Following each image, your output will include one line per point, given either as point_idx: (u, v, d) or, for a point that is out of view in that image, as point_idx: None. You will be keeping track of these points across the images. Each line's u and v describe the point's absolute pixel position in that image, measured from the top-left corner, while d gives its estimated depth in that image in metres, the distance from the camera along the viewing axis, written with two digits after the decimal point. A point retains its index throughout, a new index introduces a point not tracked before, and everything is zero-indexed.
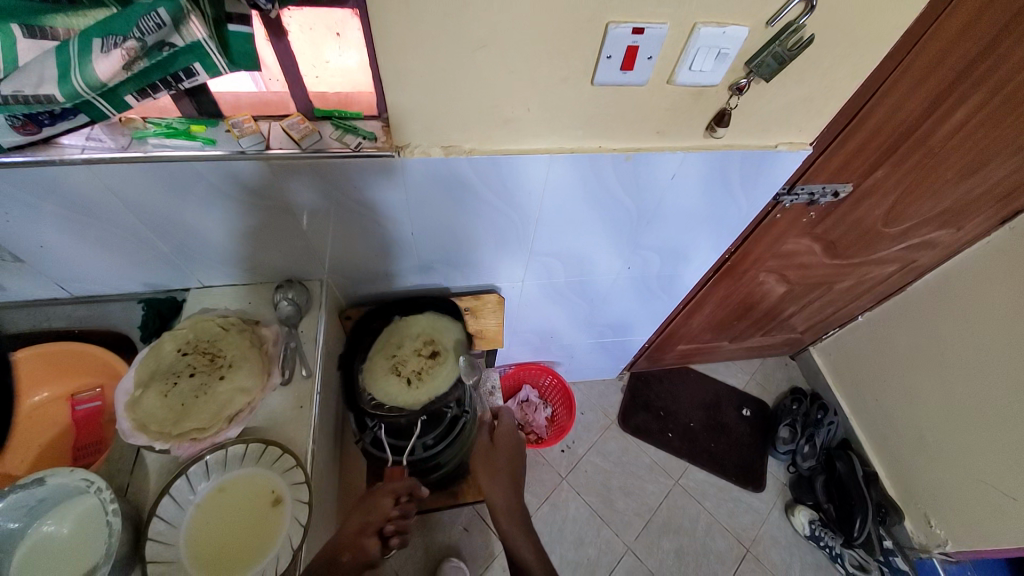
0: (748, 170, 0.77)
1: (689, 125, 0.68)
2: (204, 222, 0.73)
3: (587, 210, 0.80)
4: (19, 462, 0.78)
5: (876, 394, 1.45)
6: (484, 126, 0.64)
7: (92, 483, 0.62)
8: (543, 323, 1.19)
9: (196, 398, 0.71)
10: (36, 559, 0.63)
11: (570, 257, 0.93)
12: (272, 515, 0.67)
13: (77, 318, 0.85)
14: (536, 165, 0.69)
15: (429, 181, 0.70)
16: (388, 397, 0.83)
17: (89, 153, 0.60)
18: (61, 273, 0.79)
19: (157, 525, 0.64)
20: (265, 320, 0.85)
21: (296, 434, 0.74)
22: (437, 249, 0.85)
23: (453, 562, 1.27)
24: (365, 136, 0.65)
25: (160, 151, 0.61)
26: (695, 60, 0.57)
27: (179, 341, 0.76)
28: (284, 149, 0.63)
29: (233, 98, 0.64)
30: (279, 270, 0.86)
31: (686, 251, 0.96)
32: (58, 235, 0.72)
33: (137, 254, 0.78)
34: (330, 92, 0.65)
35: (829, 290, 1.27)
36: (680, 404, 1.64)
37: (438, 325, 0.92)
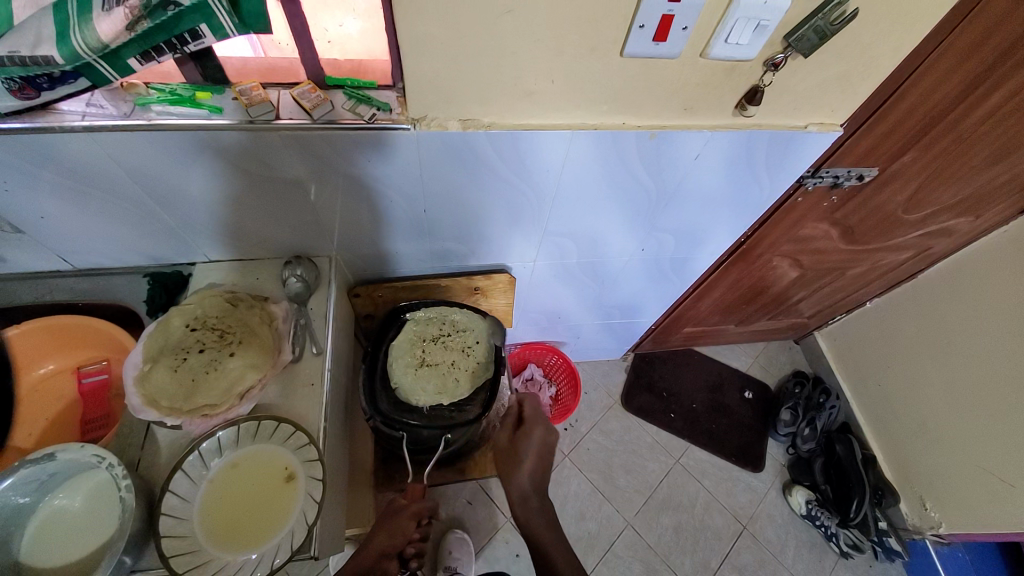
0: (774, 151, 0.74)
1: (719, 102, 0.65)
2: (208, 192, 0.70)
3: (604, 191, 0.78)
4: (26, 437, 0.77)
5: (878, 379, 1.46)
6: (504, 99, 0.61)
7: (104, 459, 0.61)
8: (553, 303, 1.18)
9: (206, 373, 0.71)
10: (48, 534, 0.62)
11: (584, 237, 0.90)
12: (286, 491, 0.68)
13: (81, 291, 0.83)
14: (556, 142, 0.66)
15: (442, 156, 0.67)
16: (398, 377, 0.88)
17: (90, 120, 0.57)
18: (63, 244, 0.77)
19: (170, 500, 0.64)
20: (273, 296, 0.84)
21: (307, 412, 0.74)
22: (447, 227, 0.83)
23: (456, 534, 1.29)
24: (379, 107, 0.62)
25: (164, 119, 0.58)
26: (732, 32, 0.54)
27: (188, 316, 0.75)
28: (295, 119, 0.60)
29: (240, 62, 0.61)
30: (286, 245, 0.84)
31: (702, 234, 0.94)
32: (59, 206, 0.69)
33: (140, 226, 0.76)
34: (343, 59, 0.62)
35: (841, 276, 1.26)
36: (683, 385, 1.65)
37: (474, 325, 0.95)
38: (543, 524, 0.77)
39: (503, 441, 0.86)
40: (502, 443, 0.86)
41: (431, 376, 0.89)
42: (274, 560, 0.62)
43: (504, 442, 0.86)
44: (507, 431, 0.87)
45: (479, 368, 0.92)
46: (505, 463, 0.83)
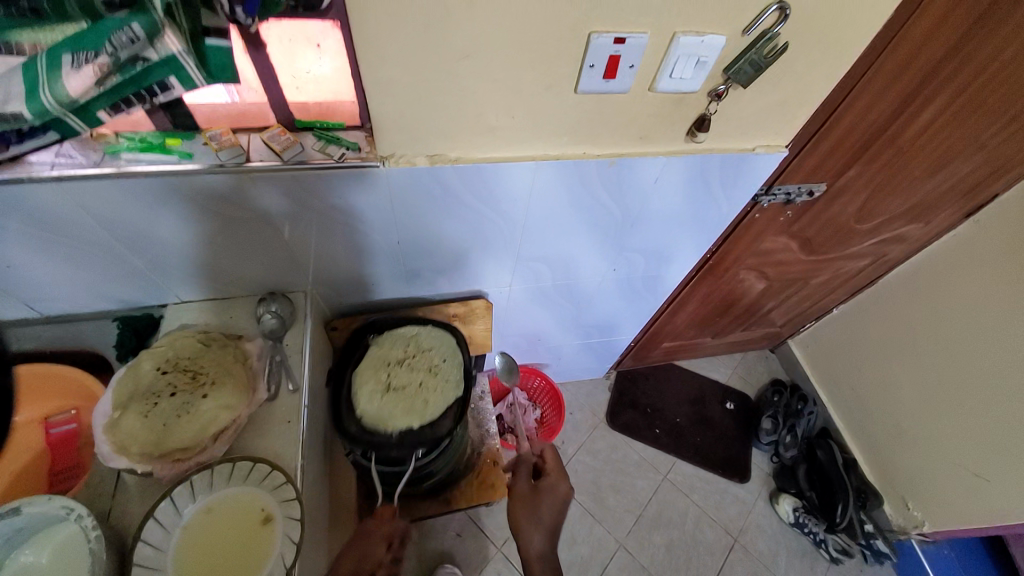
0: (727, 173, 0.79)
1: (671, 129, 0.69)
2: (179, 235, 0.70)
3: (572, 216, 0.81)
4: None
5: (852, 383, 1.50)
6: (468, 135, 0.64)
7: (73, 510, 0.59)
8: (532, 326, 1.20)
9: (179, 418, 0.69)
10: None
11: (556, 261, 0.93)
12: (263, 534, 0.66)
13: (49, 339, 0.82)
14: (521, 172, 0.69)
15: (411, 189, 0.69)
16: (363, 406, 0.80)
17: (59, 170, 0.58)
18: (30, 293, 0.76)
19: (143, 549, 0.61)
20: (248, 334, 0.84)
21: (285, 450, 0.73)
22: (422, 256, 0.85)
23: (446, 568, 1.26)
24: (348, 146, 0.65)
25: (134, 166, 0.59)
26: (675, 68, 0.58)
27: (159, 359, 0.74)
28: (265, 161, 0.62)
29: (209, 110, 0.62)
30: (260, 282, 0.85)
31: (670, 252, 0.98)
32: (25, 254, 0.69)
33: (110, 271, 0.75)
34: (310, 101, 0.63)
35: (806, 285, 1.31)
36: (666, 400, 1.67)
37: (440, 345, 0.90)
38: (530, 551, 0.77)
39: (524, 488, 0.85)
40: (521, 489, 0.85)
41: (398, 399, 0.82)
42: None
43: (524, 488, 0.85)
44: (523, 479, 0.87)
45: (448, 385, 0.84)
46: (525, 509, 0.82)
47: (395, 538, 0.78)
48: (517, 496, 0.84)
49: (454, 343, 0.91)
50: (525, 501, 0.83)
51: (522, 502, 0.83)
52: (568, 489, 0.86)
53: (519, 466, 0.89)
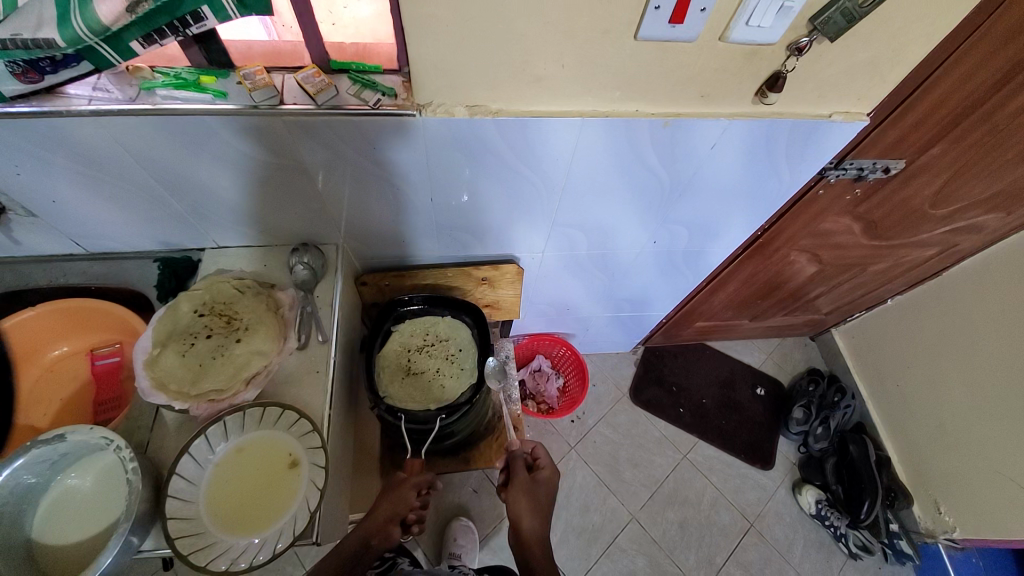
0: (796, 141, 0.71)
1: (738, 88, 0.62)
2: (215, 179, 0.69)
3: (617, 182, 0.76)
4: (42, 416, 0.79)
5: (897, 379, 1.41)
6: (513, 85, 0.59)
7: (112, 441, 0.62)
8: (561, 295, 1.17)
9: (214, 358, 0.72)
10: (60, 512, 0.63)
11: (594, 228, 0.88)
12: (290, 478, 0.68)
13: (93, 275, 0.85)
14: (566, 130, 0.64)
15: (448, 143, 0.65)
16: (386, 387, 0.88)
17: (97, 105, 0.57)
18: (75, 228, 0.78)
19: (176, 483, 0.64)
20: (280, 283, 0.84)
21: (312, 400, 0.74)
22: (455, 216, 0.82)
23: (462, 521, 1.30)
24: (384, 91, 0.60)
25: (169, 103, 0.57)
26: (754, 14, 0.51)
27: (196, 302, 0.76)
28: (300, 105, 0.59)
29: (245, 48, 0.59)
30: (293, 232, 0.84)
31: (717, 226, 0.91)
32: (68, 191, 0.70)
33: (150, 212, 0.76)
34: (347, 43, 0.60)
35: (862, 272, 1.22)
36: (694, 380, 1.62)
37: (458, 335, 0.96)
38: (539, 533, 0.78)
39: (524, 477, 0.86)
40: (521, 478, 0.86)
41: (417, 382, 0.89)
42: (277, 545, 0.63)
43: (524, 476, 0.86)
44: (522, 469, 0.88)
45: (462, 373, 0.92)
46: (527, 496, 0.83)
47: (423, 488, 0.81)
48: (518, 484, 0.85)
49: (470, 332, 0.98)
50: (524, 488, 0.84)
51: (522, 488, 0.84)
52: (556, 470, 0.89)
53: (516, 455, 0.92)
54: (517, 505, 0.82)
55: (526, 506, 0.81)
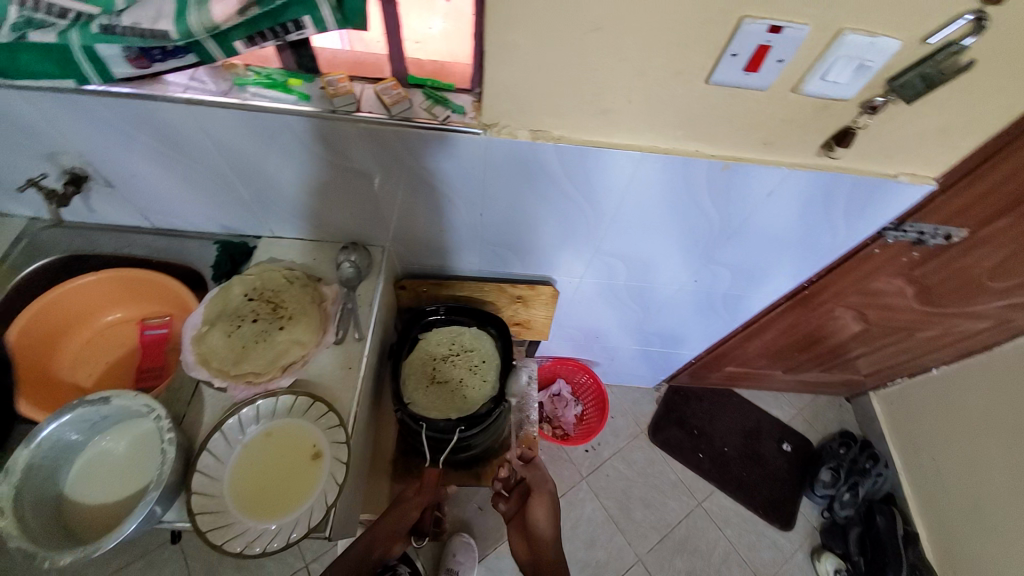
0: (856, 198, 0.70)
1: (804, 140, 0.62)
2: (283, 171, 0.73)
3: (667, 219, 0.76)
4: (88, 375, 0.84)
5: (934, 454, 1.33)
6: (581, 114, 0.60)
7: (153, 410, 0.64)
8: (593, 322, 1.16)
9: (256, 343, 0.75)
10: (93, 472, 0.66)
11: (638, 261, 0.88)
12: (311, 468, 0.69)
13: (156, 249, 0.90)
14: (626, 163, 0.65)
15: (508, 163, 0.67)
16: (411, 393, 0.89)
17: (191, 94, 0.62)
18: (148, 203, 0.84)
19: (205, 458, 0.67)
20: (326, 278, 0.87)
21: (342, 394, 0.75)
22: (504, 232, 0.84)
23: (462, 537, 1.29)
24: (454, 109, 0.62)
25: (257, 100, 0.62)
26: (831, 70, 0.52)
27: (247, 286, 0.79)
28: (373, 114, 0.62)
29: (332, 55, 0.64)
30: (345, 231, 0.87)
31: (764, 273, 0.90)
32: (149, 168, 0.75)
33: (217, 196, 0.81)
34: (427, 59, 0.63)
35: (909, 337, 1.17)
36: (717, 426, 1.57)
37: (481, 346, 0.96)
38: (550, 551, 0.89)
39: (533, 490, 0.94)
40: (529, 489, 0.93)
41: (440, 391, 0.90)
42: (291, 534, 0.64)
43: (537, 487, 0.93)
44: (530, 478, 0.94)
45: (485, 386, 0.92)
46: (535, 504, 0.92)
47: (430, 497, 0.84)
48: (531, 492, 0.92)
49: (495, 344, 0.97)
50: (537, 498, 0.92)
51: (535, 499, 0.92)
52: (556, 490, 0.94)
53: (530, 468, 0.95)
54: (536, 518, 0.91)
55: (546, 525, 0.90)
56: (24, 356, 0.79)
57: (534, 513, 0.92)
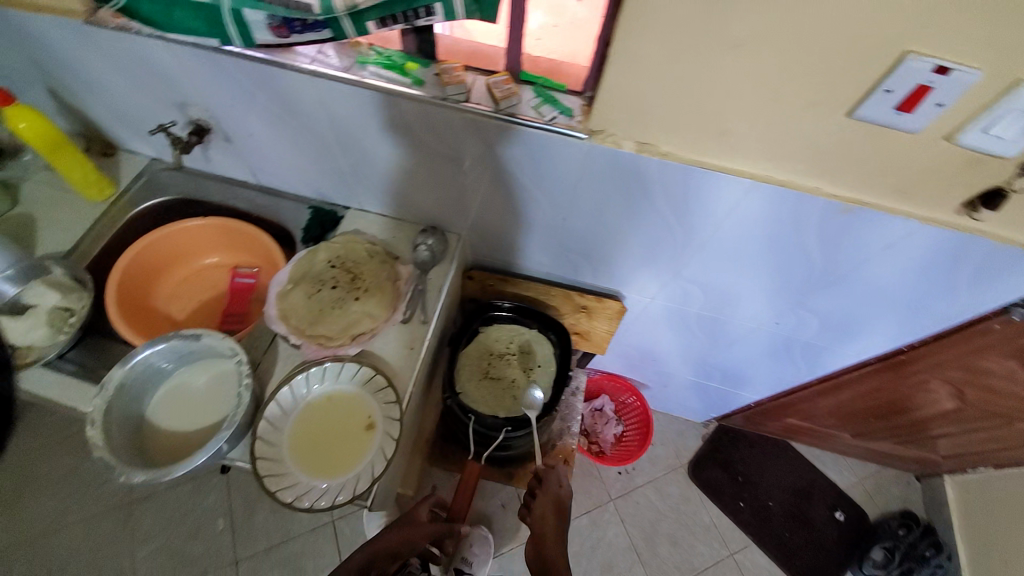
0: (990, 265, 0.62)
1: (941, 193, 0.56)
2: (383, 149, 0.76)
3: (764, 254, 0.71)
4: (180, 310, 0.92)
5: (1006, 555, 1.18)
6: (694, 133, 0.57)
7: (236, 353, 0.69)
8: (653, 345, 1.12)
9: (331, 308, 0.78)
10: (173, 400, 0.72)
11: (718, 293, 0.84)
12: (363, 437, 0.72)
13: (257, 205, 0.97)
14: (732, 190, 0.62)
15: (606, 173, 0.66)
16: (463, 382, 0.92)
17: (316, 66, 0.65)
18: (257, 161, 0.90)
19: (272, 407, 0.71)
20: (403, 258, 0.89)
21: (401, 371, 0.77)
22: (585, 240, 0.82)
23: (480, 531, 1.26)
24: (562, 111, 0.62)
25: (375, 80, 0.64)
26: (997, 123, 0.46)
27: (331, 253, 0.83)
28: (481, 106, 0.63)
29: (452, 42, 0.65)
30: (427, 214, 0.89)
31: (855, 327, 0.83)
32: (266, 130, 0.81)
33: (319, 164, 0.85)
34: (543, 57, 0.62)
35: (1012, 427, 1.03)
36: (765, 477, 1.47)
37: (539, 350, 0.97)
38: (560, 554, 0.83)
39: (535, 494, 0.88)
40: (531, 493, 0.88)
41: (492, 387, 0.92)
42: (337, 497, 0.67)
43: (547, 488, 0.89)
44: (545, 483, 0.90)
45: (536, 391, 0.93)
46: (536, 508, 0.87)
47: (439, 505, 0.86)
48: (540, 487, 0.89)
49: (553, 351, 0.98)
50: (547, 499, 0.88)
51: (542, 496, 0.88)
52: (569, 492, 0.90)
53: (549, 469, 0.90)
54: (542, 517, 0.86)
55: (553, 526, 0.85)
56: (132, 283, 0.87)
57: (537, 512, 0.86)
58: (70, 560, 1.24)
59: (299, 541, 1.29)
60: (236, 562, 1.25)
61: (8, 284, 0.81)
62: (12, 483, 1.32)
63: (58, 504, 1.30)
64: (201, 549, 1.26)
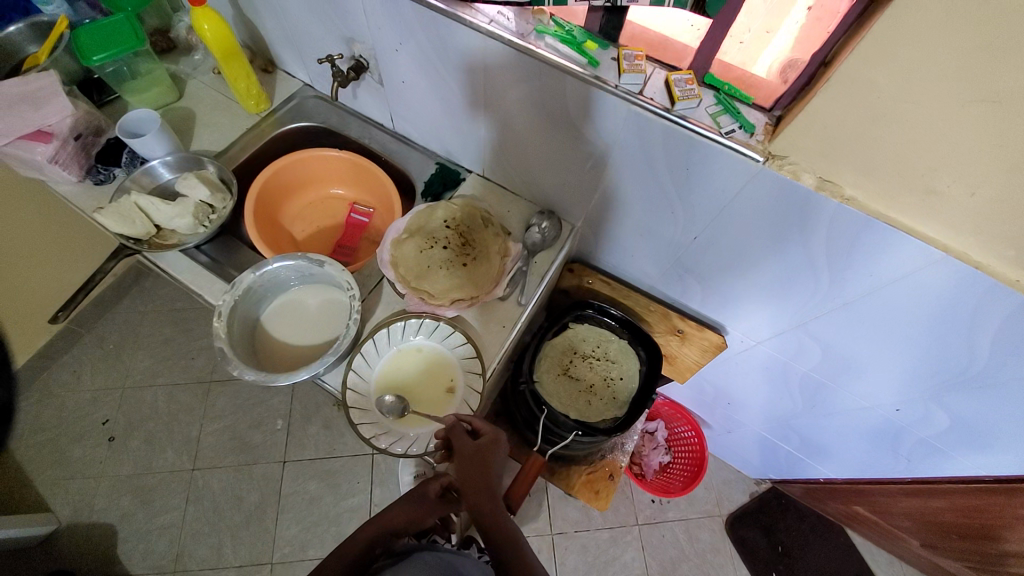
0: None
1: None
2: (529, 123, 0.75)
3: (916, 331, 0.64)
4: (299, 230, 0.98)
5: None
6: (891, 184, 0.51)
7: (351, 288, 0.73)
8: (735, 388, 1.06)
9: (439, 268, 0.79)
10: (287, 313, 0.78)
11: (837, 355, 0.77)
12: (443, 399, 0.74)
13: (388, 148, 1.00)
14: (909, 256, 0.55)
15: (766, 201, 0.61)
16: (541, 373, 0.94)
17: (494, 27, 0.64)
18: (400, 107, 0.92)
19: (368, 347, 0.75)
20: (513, 234, 0.88)
21: (488, 345, 0.77)
22: (709, 264, 0.78)
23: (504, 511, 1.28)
24: (743, 125, 0.57)
25: (550, 53, 0.62)
26: None
27: (448, 214, 0.83)
28: (655, 102, 0.59)
29: (639, 30, 0.60)
30: (547, 197, 0.87)
31: (992, 439, 0.73)
32: (418, 79, 0.82)
33: (460, 122, 0.85)
34: (737, 65, 0.56)
35: None
36: (806, 556, 1.37)
37: (624, 362, 0.96)
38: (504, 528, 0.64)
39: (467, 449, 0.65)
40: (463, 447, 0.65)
41: (568, 387, 0.94)
42: (411, 447, 0.70)
43: (468, 449, 0.65)
44: (466, 435, 0.66)
45: (611, 403, 0.93)
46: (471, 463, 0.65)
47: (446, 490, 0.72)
48: (460, 453, 0.65)
49: (639, 367, 0.96)
50: (473, 463, 0.65)
51: (467, 462, 0.65)
52: (500, 436, 0.68)
53: (455, 426, 0.67)
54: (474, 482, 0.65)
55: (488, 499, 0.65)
56: (266, 195, 0.93)
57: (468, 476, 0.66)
58: (151, 415, 1.40)
59: (340, 462, 1.36)
60: (282, 463, 1.35)
61: (164, 169, 0.90)
62: (121, 336, 1.49)
63: (153, 365, 1.46)
64: (258, 440, 1.38)
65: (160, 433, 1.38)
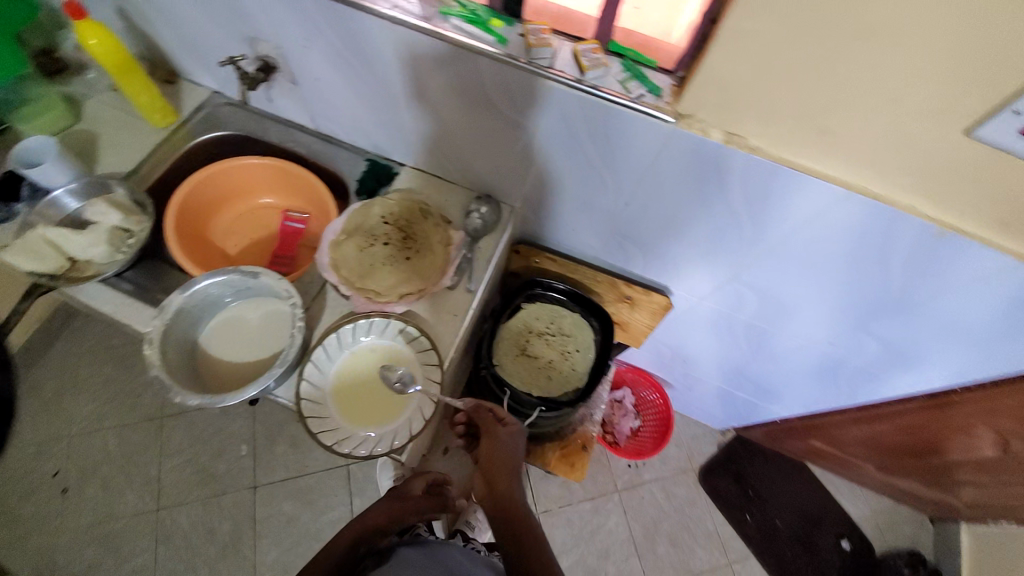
0: None
1: None
2: (451, 108, 0.74)
3: (836, 267, 0.69)
4: (232, 245, 0.94)
5: None
6: (791, 129, 0.54)
7: (291, 295, 0.71)
8: (688, 346, 1.10)
9: (382, 265, 0.78)
10: (228, 331, 0.75)
11: (772, 300, 0.81)
12: (402, 394, 0.73)
13: (314, 150, 0.97)
14: (817, 197, 0.59)
15: (685, 159, 0.63)
16: (500, 356, 0.95)
17: (396, 13, 0.63)
18: (319, 106, 0.89)
19: (319, 353, 0.73)
20: (454, 222, 0.87)
21: (440, 335, 0.77)
22: (644, 229, 0.80)
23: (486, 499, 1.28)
24: (650, 89, 0.58)
25: (457, 34, 0.62)
26: None
27: (386, 209, 0.83)
28: (565, 74, 0.60)
29: (543, 4, 0.61)
30: (481, 182, 0.87)
31: (915, 358, 0.79)
32: (330, 73, 0.79)
33: (382, 115, 0.83)
34: (637, 30, 0.59)
35: None
36: (775, 494, 1.45)
37: (580, 334, 0.98)
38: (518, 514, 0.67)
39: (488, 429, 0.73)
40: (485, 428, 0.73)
41: (527, 366, 0.95)
42: (376, 447, 0.69)
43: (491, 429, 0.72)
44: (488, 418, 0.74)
45: (571, 375, 0.95)
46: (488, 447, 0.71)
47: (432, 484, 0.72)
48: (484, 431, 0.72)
49: (594, 337, 0.98)
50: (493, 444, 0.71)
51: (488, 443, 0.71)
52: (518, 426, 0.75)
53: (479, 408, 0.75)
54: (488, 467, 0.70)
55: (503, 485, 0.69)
56: (190, 212, 0.88)
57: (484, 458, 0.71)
58: (103, 461, 1.32)
59: (312, 478, 1.33)
60: (253, 488, 1.31)
61: (69, 197, 0.83)
62: (55, 383, 1.39)
63: (96, 408, 1.37)
64: (222, 469, 1.33)
65: (115, 477, 1.30)
